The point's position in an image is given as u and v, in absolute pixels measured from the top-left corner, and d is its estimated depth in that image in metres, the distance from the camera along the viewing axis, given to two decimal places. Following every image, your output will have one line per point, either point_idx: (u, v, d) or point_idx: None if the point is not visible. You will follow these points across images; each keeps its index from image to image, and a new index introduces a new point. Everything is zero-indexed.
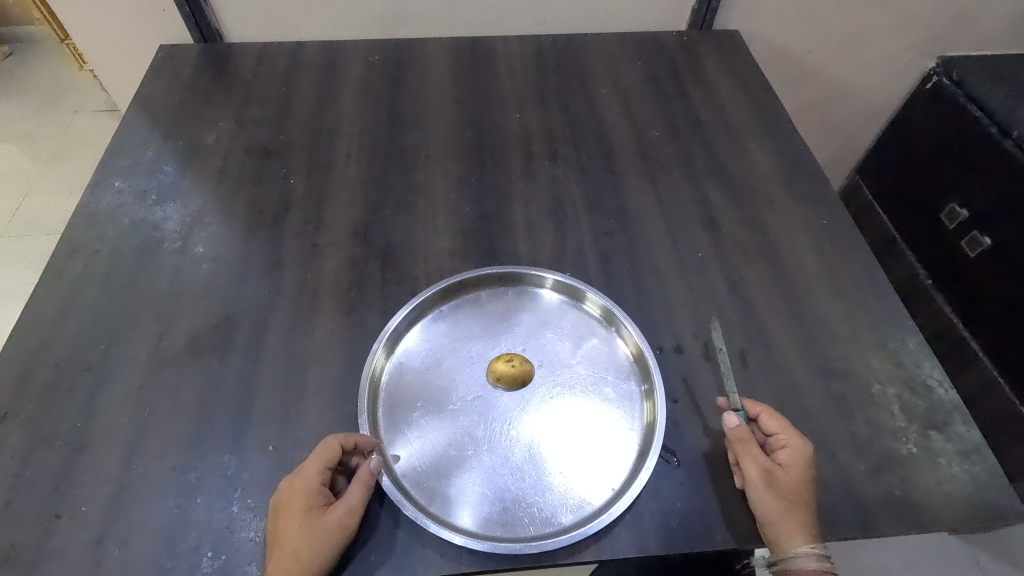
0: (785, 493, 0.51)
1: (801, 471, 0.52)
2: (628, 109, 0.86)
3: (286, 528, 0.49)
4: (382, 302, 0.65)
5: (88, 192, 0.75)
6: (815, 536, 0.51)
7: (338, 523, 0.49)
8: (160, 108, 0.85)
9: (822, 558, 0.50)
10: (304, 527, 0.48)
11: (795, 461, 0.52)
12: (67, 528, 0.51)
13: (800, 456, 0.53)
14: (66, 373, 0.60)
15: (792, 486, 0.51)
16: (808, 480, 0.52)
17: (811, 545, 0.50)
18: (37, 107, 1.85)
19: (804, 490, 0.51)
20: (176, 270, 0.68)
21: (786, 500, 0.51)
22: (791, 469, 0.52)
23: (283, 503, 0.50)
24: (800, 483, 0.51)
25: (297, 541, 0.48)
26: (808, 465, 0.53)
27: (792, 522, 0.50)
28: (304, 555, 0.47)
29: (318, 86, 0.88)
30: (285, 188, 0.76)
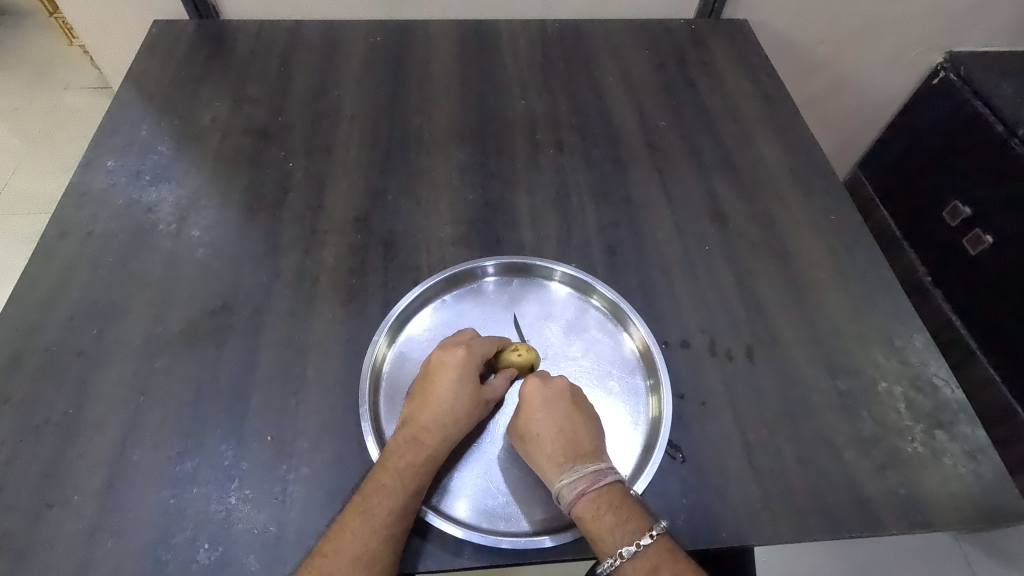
0: (521, 431, 0.53)
1: (531, 404, 0.54)
2: (635, 98, 0.84)
3: (441, 390, 0.54)
4: (384, 290, 0.64)
5: (79, 170, 0.72)
6: (563, 463, 0.51)
7: (485, 402, 0.55)
8: (154, 86, 0.82)
9: (574, 480, 0.50)
10: (465, 391, 0.54)
11: (528, 396, 0.54)
12: (59, 517, 0.50)
13: (532, 389, 0.54)
14: (58, 358, 0.58)
15: (528, 421, 0.53)
16: (545, 408, 0.53)
17: (558, 476, 0.51)
18: (26, 82, 1.80)
19: (539, 420, 0.53)
20: (171, 255, 0.66)
21: (524, 437, 0.53)
22: (524, 405, 0.54)
23: (449, 363, 0.55)
24: (534, 415, 0.53)
25: (457, 404, 0.53)
26: (546, 393, 0.54)
27: (538, 460, 0.52)
28: (460, 417, 0.53)
29: (318, 67, 0.85)
30: (284, 171, 0.74)
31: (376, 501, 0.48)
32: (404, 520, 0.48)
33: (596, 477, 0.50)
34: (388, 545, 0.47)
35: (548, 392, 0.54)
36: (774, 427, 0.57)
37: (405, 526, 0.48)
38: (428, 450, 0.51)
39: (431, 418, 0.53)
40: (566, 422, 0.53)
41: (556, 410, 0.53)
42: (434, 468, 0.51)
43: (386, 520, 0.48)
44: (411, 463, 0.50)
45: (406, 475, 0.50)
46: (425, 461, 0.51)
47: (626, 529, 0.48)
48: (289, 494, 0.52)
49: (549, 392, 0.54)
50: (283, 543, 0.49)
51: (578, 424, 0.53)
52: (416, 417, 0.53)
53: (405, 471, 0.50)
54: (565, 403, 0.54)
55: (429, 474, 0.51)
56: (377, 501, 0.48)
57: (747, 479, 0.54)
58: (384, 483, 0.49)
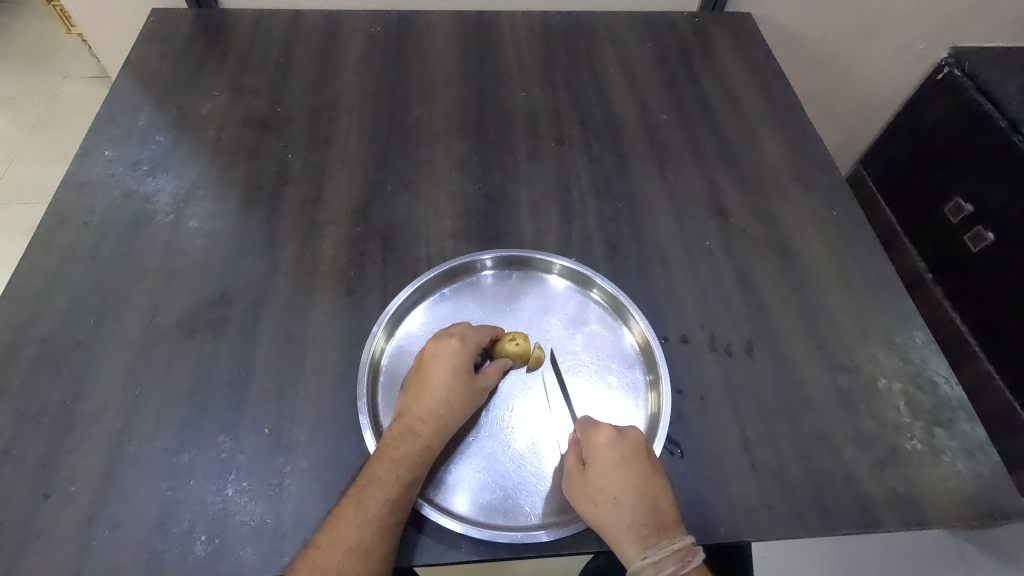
0: (594, 495, 0.50)
1: (606, 465, 0.50)
2: (637, 91, 0.84)
3: (435, 380, 0.53)
4: (382, 283, 0.64)
5: (76, 160, 0.72)
6: (645, 535, 0.48)
7: (480, 391, 0.55)
8: (152, 75, 0.81)
9: (660, 558, 0.46)
10: (459, 381, 0.54)
11: (602, 455, 0.51)
12: (56, 508, 0.50)
13: (607, 448, 0.51)
14: (55, 349, 0.58)
15: (604, 486, 0.50)
16: (622, 472, 0.50)
17: (639, 550, 0.47)
18: (24, 71, 1.79)
19: (616, 485, 0.49)
20: (168, 246, 0.66)
21: (598, 503, 0.49)
22: (599, 466, 0.50)
23: (442, 353, 0.55)
24: (610, 478, 0.50)
25: (451, 393, 0.53)
26: (622, 454, 0.50)
27: (617, 529, 0.48)
28: (455, 406, 0.53)
29: (317, 57, 0.85)
30: (283, 162, 0.73)
31: (371, 493, 0.48)
32: (399, 511, 0.48)
33: (683, 555, 0.46)
34: (383, 535, 0.47)
35: (625, 453, 0.51)
36: (773, 423, 0.57)
37: (401, 516, 0.48)
38: (422, 441, 0.51)
39: (424, 409, 0.52)
40: (647, 489, 0.49)
41: (632, 472, 0.50)
42: (429, 458, 0.51)
43: (381, 510, 0.48)
44: (405, 454, 0.50)
45: (401, 466, 0.50)
46: (420, 452, 0.51)
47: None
48: (286, 487, 0.52)
49: (626, 454, 0.50)
50: (280, 535, 0.49)
51: (657, 490, 0.50)
52: (409, 408, 0.53)
53: (399, 461, 0.50)
54: (642, 465, 0.50)
55: (424, 464, 0.51)
56: (371, 492, 0.48)
57: (746, 475, 0.54)
58: (379, 475, 0.49)
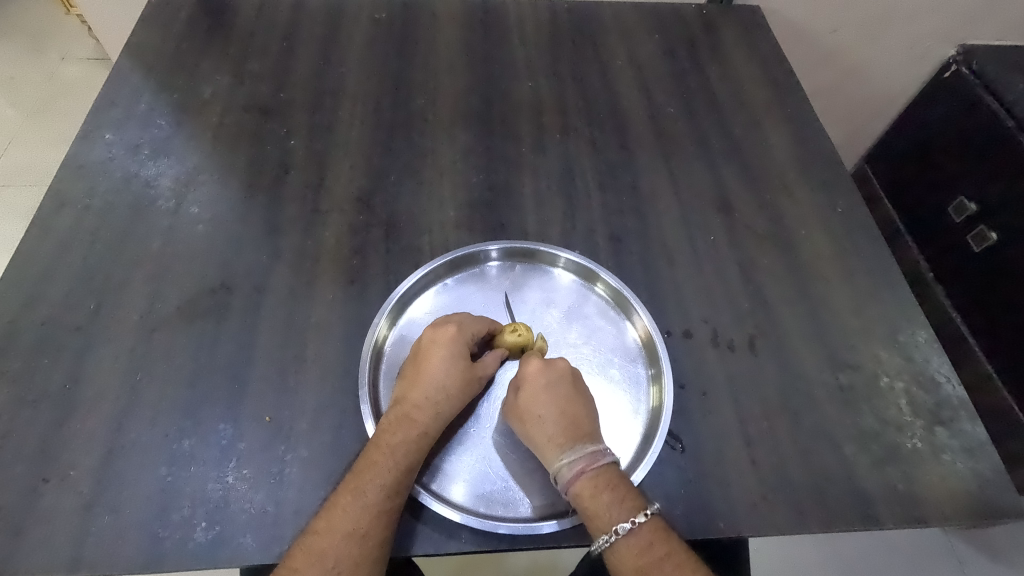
0: (521, 412, 0.52)
1: (533, 384, 0.53)
2: (643, 83, 0.83)
3: (433, 367, 0.53)
4: (385, 273, 0.63)
5: (76, 142, 0.71)
6: (564, 442, 0.51)
7: (477, 379, 0.55)
8: (153, 57, 0.80)
9: (574, 460, 0.49)
10: (456, 369, 0.53)
11: (529, 377, 0.53)
12: (54, 492, 0.50)
13: (535, 369, 0.53)
14: (54, 332, 0.58)
15: (528, 402, 0.52)
16: (546, 389, 0.52)
17: (560, 455, 0.50)
18: (22, 52, 1.77)
19: (541, 400, 0.52)
20: (169, 231, 0.65)
21: (523, 419, 0.52)
22: (525, 387, 0.53)
23: (439, 340, 0.54)
24: (535, 396, 0.52)
25: (448, 380, 0.53)
26: (548, 374, 0.53)
27: (540, 441, 0.51)
28: (452, 392, 0.53)
29: (321, 43, 0.84)
30: (286, 148, 0.72)
31: (369, 479, 0.48)
32: (397, 497, 0.48)
33: (596, 457, 0.50)
34: (382, 521, 0.47)
35: (551, 373, 0.53)
36: (775, 419, 0.57)
37: (398, 502, 0.48)
38: (420, 428, 0.51)
39: (421, 396, 0.52)
40: (568, 405, 0.52)
41: (558, 391, 0.53)
42: (427, 445, 0.51)
43: (379, 496, 0.48)
44: (403, 440, 0.50)
45: (399, 453, 0.50)
46: (417, 438, 0.51)
47: (623, 507, 0.48)
48: (287, 475, 0.51)
49: (551, 373, 0.53)
50: (280, 523, 0.49)
51: (578, 406, 0.53)
52: (407, 395, 0.53)
53: (397, 448, 0.50)
54: (565, 385, 0.53)
55: (422, 450, 0.51)
56: (369, 478, 0.48)
57: (746, 470, 0.54)
58: (376, 461, 0.49)
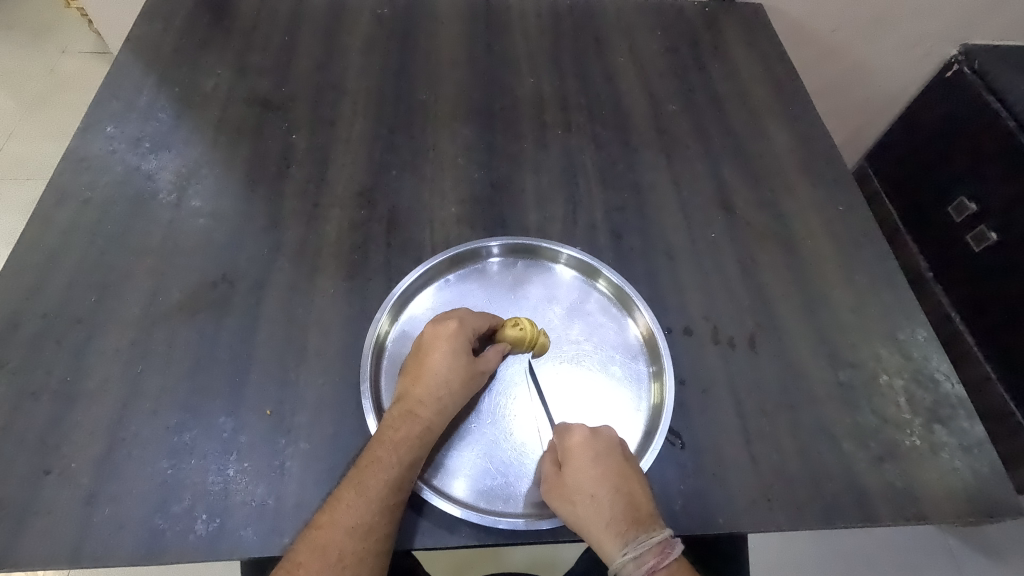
0: (571, 494, 0.50)
1: (580, 464, 0.51)
2: (645, 80, 0.83)
3: (435, 363, 0.53)
4: (386, 267, 0.63)
5: (77, 135, 0.71)
6: (624, 530, 0.48)
7: (480, 375, 0.55)
8: (155, 50, 0.80)
9: (639, 553, 0.47)
10: (458, 365, 0.53)
11: (574, 454, 0.51)
12: (55, 483, 0.50)
13: (579, 443, 0.52)
14: (55, 325, 0.58)
15: (579, 484, 0.50)
16: (597, 468, 0.50)
17: (623, 547, 0.48)
18: (22, 44, 1.76)
19: (592, 480, 0.50)
20: (170, 225, 0.65)
21: (575, 502, 0.50)
22: (571, 466, 0.51)
23: (441, 336, 0.54)
24: (586, 478, 0.50)
25: (450, 375, 0.53)
26: (596, 451, 0.51)
27: (600, 529, 0.49)
28: (454, 388, 0.53)
29: (323, 37, 0.83)
30: (287, 143, 0.72)
31: (372, 474, 0.48)
32: (400, 492, 0.48)
33: (664, 547, 0.47)
34: (384, 516, 0.47)
35: (597, 448, 0.51)
36: (774, 416, 0.57)
37: (401, 497, 0.49)
38: (423, 423, 0.51)
39: (424, 392, 0.53)
40: (620, 482, 0.50)
41: (609, 469, 0.50)
42: (430, 440, 0.51)
43: (382, 491, 0.48)
44: (405, 435, 0.50)
45: (402, 448, 0.50)
46: (420, 434, 0.51)
47: None
48: (287, 469, 0.52)
49: (598, 446, 0.51)
50: (281, 517, 0.50)
51: (632, 483, 0.50)
52: (410, 391, 0.53)
53: (399, 443, 0.50)
54: (614, 459, 0.51)
55: (424, 445, 0.51)
56: (372, 473, 0.48)
57: (746, 467, 0.54)
58: (379, 456, 0.49)
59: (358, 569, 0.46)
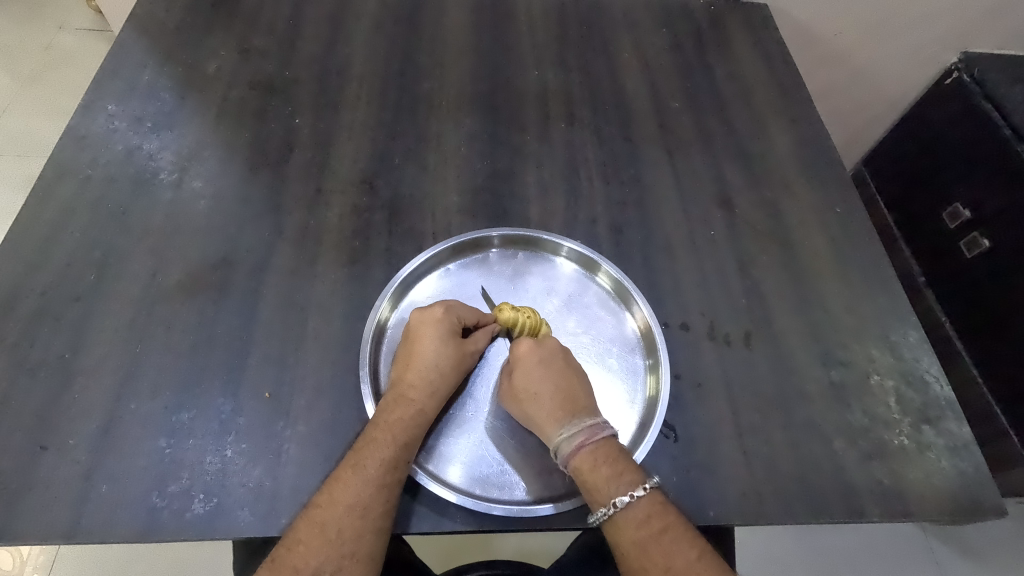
0: (518, 392, 0.53)
1: (525, 363, 0.54)
2: (650, 76, 0.83)
3: (425, 347, 0.54)
4: (387, 255, 0.63)
5: (77, 112, 0.70)
6: (563, 417, 0.52)
7: (469, 357, 0.55)
8: (157, 30, 0.79)
9: (572, 433, 0.50)
10: (449, 348, 0.54)
11: (521, 360, 0.55)
12: (53, 459, 0.50)
13: (527, 350, 0.55)
14: (53, 302, 0.58)
15: (523, 381, 0.54)
16: (540, 367, 0.54)
17: (560, 430, 0.51)
18: (18, 19, 1.74)
19: (535, 378, 0.53)
20: (170, 206, 0.65)
21: (521, 399, 0.53)
22: (520, 368, 0.54)
23: (429, 321, 0.55)
24: (530, 374, 0.53)
25: (440, 359, 0.53)
26: (540, 353, 0.55)
27: (542, 417, 0.52)
28: (446, 371, 0.54)
29: (328, 22, 0.83)
30: (290, 127, 0.72)
31: (369, 454, 0.49)
32: (396, 471, 0.49)
33: (594, 430, 0.51)
34: (382, 495, 0.48)
35: (542, 352, 0.55)
36: (768, 412, 0.58)
37: (398, 476, 0.49)
38: (416, 406, 0.52)
39: (416, 376, 0.53)
40: (562, 381, 0.54)
41: (551, 369, 0.54)
42: (425, 421, 0.52)
43: (379, 470, 0.48)
44: (400, 417, 0.51)
45: (397, 429, 0.50)
46: (414, 415, 0.52)
47: (622, 481, 0.49)
48: (285, 451, 0.52)
49: (543, 352, 0.55)
50: (278, 498, 0.50)
51: (572, 382, 0.54)
52: (401, 376, 0.53)
53: (394, 424, 0.51)
54: (557, 362, 0.55)
55: (418, 427, 0.51)
56: (369, 453, 0.49)
57: (737, 461, 0.55)
58: (376, 437, 0.50)
59: (358, 547, 0.46)
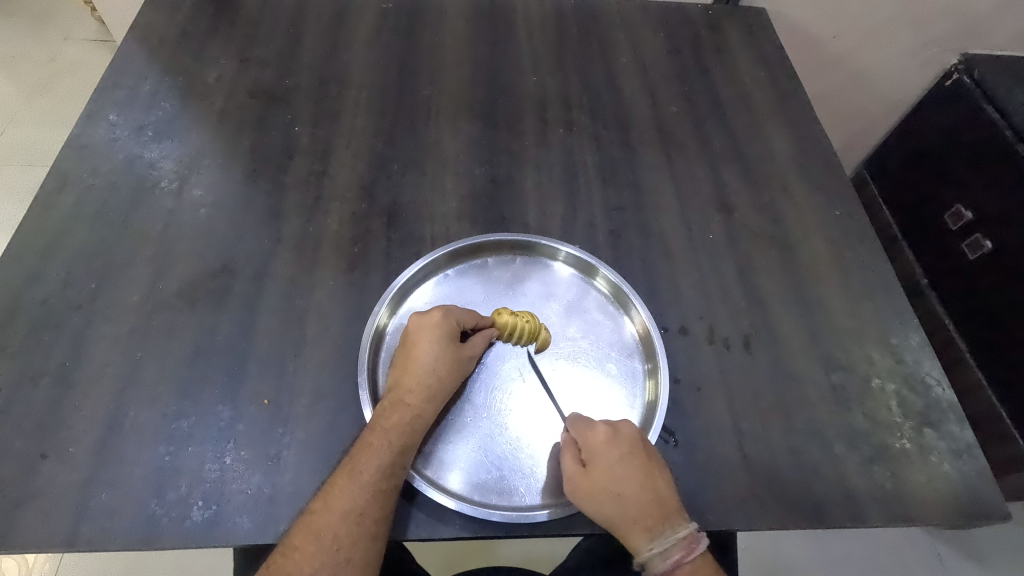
0: (598, 494, 0.50)
1: (604, 461, 0.51)
2: (648, 81, 0.83)
3: (422, 352, 0.54)
4: (386, 262, 0.64)
5: (79, 122, 0.71)
6: (653, 526, 0.49)
7: (467, 360, 0.55)
8: (158, 40, 0.80)
9: (667, 550, 0.48)
10: (446, 352, 0.54)
11: (599, 453, 0.51)
12: (53, 467, 0.50)
13: (603, 443, 0.51)
14: (55, 310, 0.58)
15: (604, 481, 0.50)
16: (621, 465, 0.50)
17: (651, 543, 0.48)
18: (23, 31, 1.75)
19: (617, 479, 0.50)
20: (171, 214, 0.65)
21: (602, 500, 0.50)
22: (598, 464, 0.51)
23: (426, 325, 0.55)
24: (610, 474, 0.50)
25: (437, 363, 0.53)
26: (619, 447, 0.51)
27: (630, 524, 0.49)
28: (443, 375, 0.54)
29: (328, 30, 0.83)
30: (290, 135, 0.72)
31: (364, 460, 0.49)
32: (391, 477, 0.49)
33: (690, 544, 0.48)
34: (377, 500, 0.48)
35: (620, 445, 0.51)
36: (767, 416, 0.58)
37: (394, 482, 0.49)
38: (413, 411, 0.52)
39: (412, 381, 0.53)
40: (646, 480, 0.50)
41: (633, 467, 0.50)
42: (422, 426, 0.52)
43: (374, 476, 0.48)
44: (396, 422, 0.51)
45: (393, 434, 0.50)
46: (410, 420, 0.51)
47: None
48: (284, 458, 0.52)
49: (621, 444, 0.51)
50: (276, 505, 0.50)
51: (657, 479, 0.50)
52: (399, 381, 0.53)
53: (391, 430, 0.50)
54: (637, 457, 0.51)
55: (415, 433, 0.51)
56: (365, 459, 0.49)
57: (737, 466, 0.55)
58: (372, 443, 0.50)
59: (352, 553, 0.47)
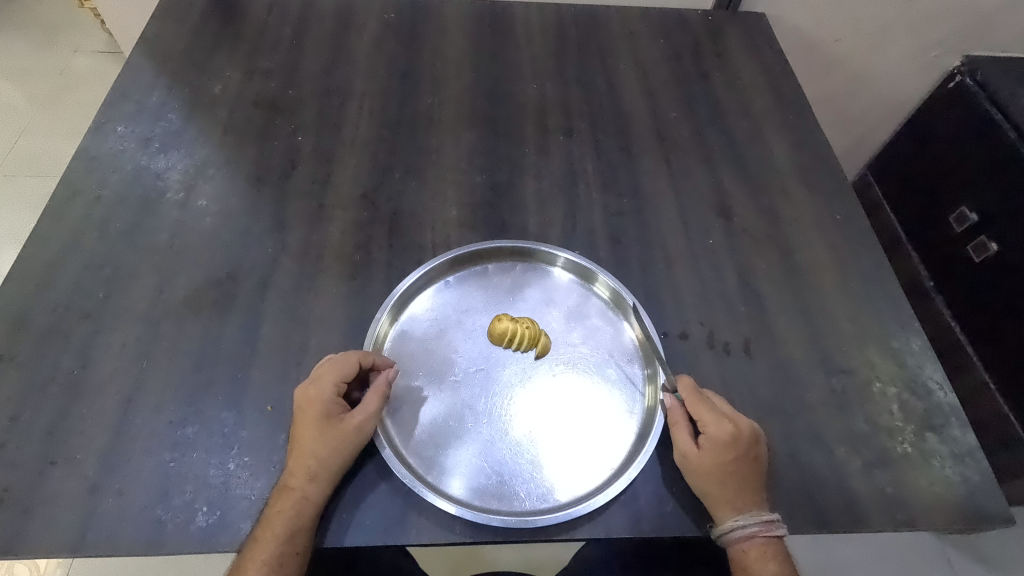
0: (700, 472, 0.52)
1: (720, 452, 0.52)
2: (647, 87, 0.84)
3: (302, 434, 0.51)
4: (388, 269, 0.64)
5: (88, 134, 0.72)
6: (743, 508, 0.51)
7: (356, 430, 0.52)
8: (165, 53, 0.82)
9: (749, 527, 0.51)
10: (324, 431, 0.51)
11: (717, 442, 0.52)
12: (61, 473, 0.51)
13: (722, 436, 0.52)
14: (64, 319, 0.59)
15: (710, 464, 0.52)
16: (733, 459, 0.52)
17: (737, 519, 0.51)
18: (35, 43, 1.79)
19: (725, 468, 0.51)
20: (177, 224, 0.66)
21: (702, 479, 0.52)
22: (709, 450, 0.52)
23: (302, 407, 0.52)
24: (721, 464, 0.52)
25: (314, 444, 0.51)
26: (736, 443, 0.52)
27: (720, 500, 0.52)
28: (325, 454, 0.50)
29: (331, 41, 0.85)
30: (293, 145, 0.74)
31: (252, 557, 0.48)
32: (282, 568, 0.48)
33: (770, 528, 0.51)
34: None
35: (739, 442, 0.52)
36: (767, 421, 0.58)
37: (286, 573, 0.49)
38: (296, 496, 0.49)
39: (295, 465, 0.50)
40: (747, 473, 0.52)
41: (743, 462, 0.52)
42: (311, 510, 0.49)
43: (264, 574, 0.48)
44: (279, 514, 0.49)
45: (277, 527, 0.48)
46: (295, 507, 0.49)
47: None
48: None
49: (739, 441, 0.52)
50: None
51: (757, 473, 0.52)
52: (288, 465, 0.51)
53: (274, 523, 0.49)
54: (748, 453, 0.52)
55: (304, 518, 0.49)
56: (251, 557, 0.48)
57: None
58: (259, 537, 0.49)
59: None
